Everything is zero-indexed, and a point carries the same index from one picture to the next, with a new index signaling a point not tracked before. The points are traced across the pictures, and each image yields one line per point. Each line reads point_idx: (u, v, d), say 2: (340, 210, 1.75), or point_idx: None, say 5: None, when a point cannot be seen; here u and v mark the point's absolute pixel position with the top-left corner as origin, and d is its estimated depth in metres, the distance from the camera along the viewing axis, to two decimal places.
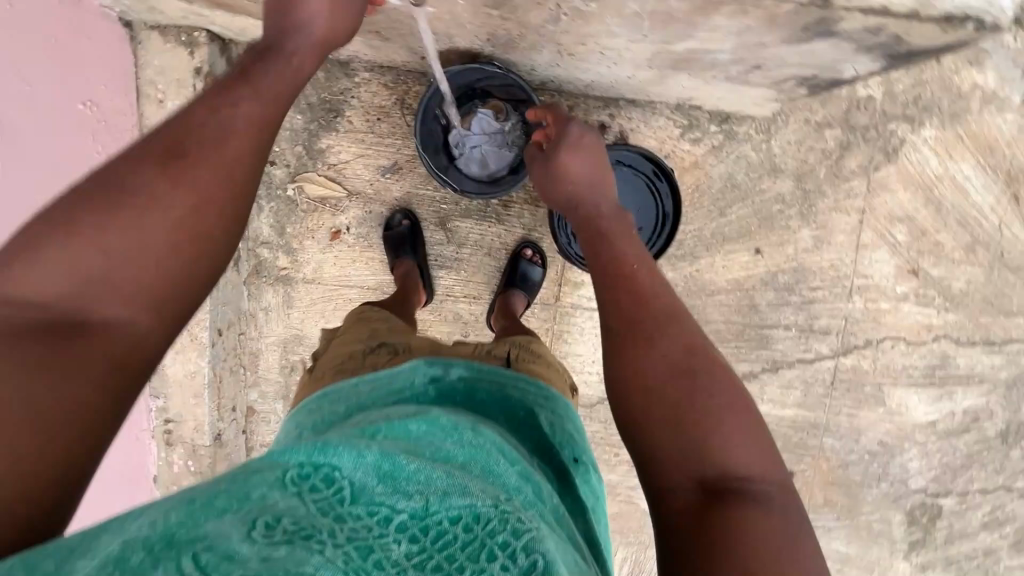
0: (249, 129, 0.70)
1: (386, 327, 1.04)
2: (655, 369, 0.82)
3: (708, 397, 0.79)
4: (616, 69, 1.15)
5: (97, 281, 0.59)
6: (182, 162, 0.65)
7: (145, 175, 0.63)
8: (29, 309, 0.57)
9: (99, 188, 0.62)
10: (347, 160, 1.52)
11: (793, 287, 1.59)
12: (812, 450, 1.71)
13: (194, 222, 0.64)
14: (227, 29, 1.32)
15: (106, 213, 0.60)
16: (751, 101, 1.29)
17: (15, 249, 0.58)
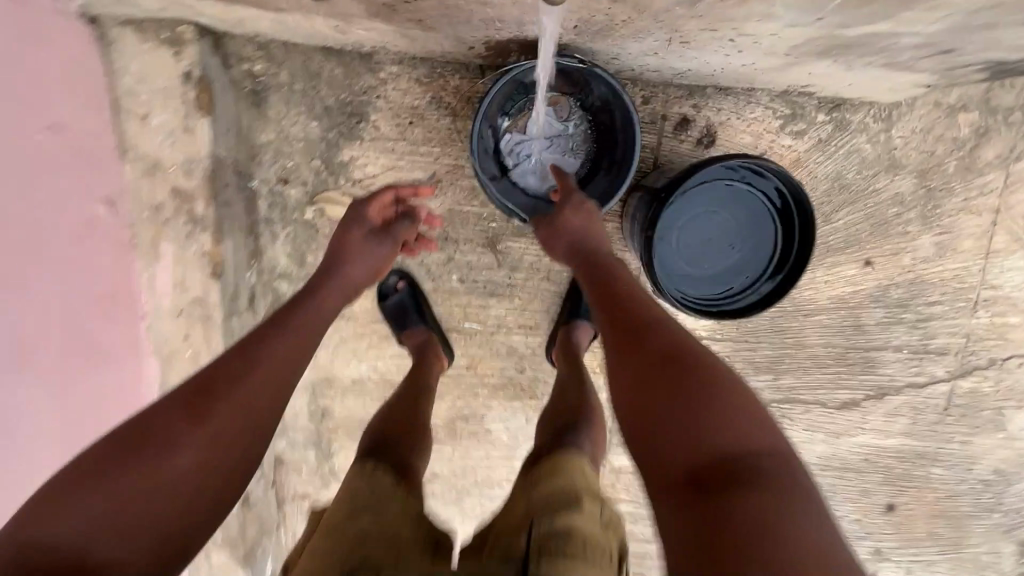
0: (279, 373, 0.79)
1: (371, 520, 0.72)
2: (646, 359, 0.73)
3: (707, 377, 0.68)
4: (734, 59, 0.88)
5: (101, 526, 0.61)
6: (204, 401, 0.71)
7: (177, 418, 0.69)
8: (40, 555, 0.58)
9: (133, 433, 0.67)
10: (377, 175, 1.25)
11: (907, 304, 1.35)
12: (916, 481, 1.50)
13: (217, 458, 0.70)
14: (220, 21, 1.03)
15: (117, 461, 0.65)
16: (889, 87, 1.02)
17: (51, 494, 0.62)
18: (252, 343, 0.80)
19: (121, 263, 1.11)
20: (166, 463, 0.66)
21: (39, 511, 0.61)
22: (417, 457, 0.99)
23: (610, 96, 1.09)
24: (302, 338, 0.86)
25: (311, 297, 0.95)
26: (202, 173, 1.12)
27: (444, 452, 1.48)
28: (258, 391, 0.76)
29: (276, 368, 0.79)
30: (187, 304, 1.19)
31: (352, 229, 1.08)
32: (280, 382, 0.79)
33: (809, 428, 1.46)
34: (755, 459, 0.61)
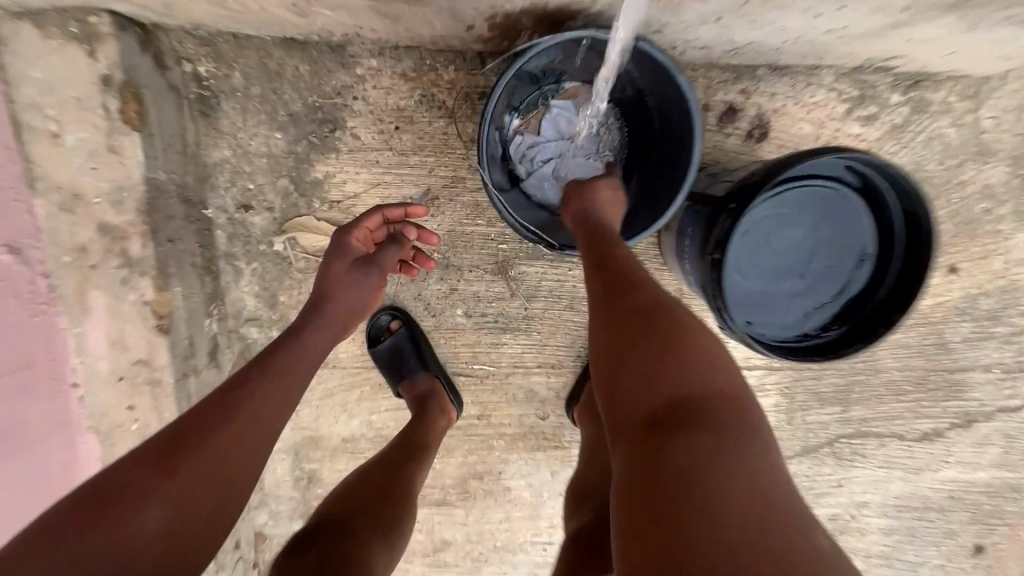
0: (265, 419, 0.66)
1: None
2: (616, 315, 0.62)
3: (682, 337, 0.58)
4: (826, 14, 0.67)
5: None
6: (172, 451, 0.58)
7: (143, 480, 0.55)
8: None
9: (91, 500, 0.54)
10: (359, 193, 1.02)
11: (998, 316, 1.13)
12: (1009, 519, 1.28)
13: (186, 533, 0.56)
14: (144, 7, 0.80)
15: (68, 533, 0.51)
16: (1001, 52, 0.80)
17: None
18: (232, 387, 0.66)
19: (38, 320, 0.85)
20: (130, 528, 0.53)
21: None
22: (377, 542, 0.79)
23: (656, 82, 0.83)
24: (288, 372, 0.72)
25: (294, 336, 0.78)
26: (135, 205, 0.89)
27: (456, 516, 1.25)
28: (243, 434, 0.63)
29: (261, 410, 0.66)
30: (128, 367, 0.95)
31: (334, 260, 0.87)
32: (265, 425, 0.65)
33: (884, 465, 1.24)
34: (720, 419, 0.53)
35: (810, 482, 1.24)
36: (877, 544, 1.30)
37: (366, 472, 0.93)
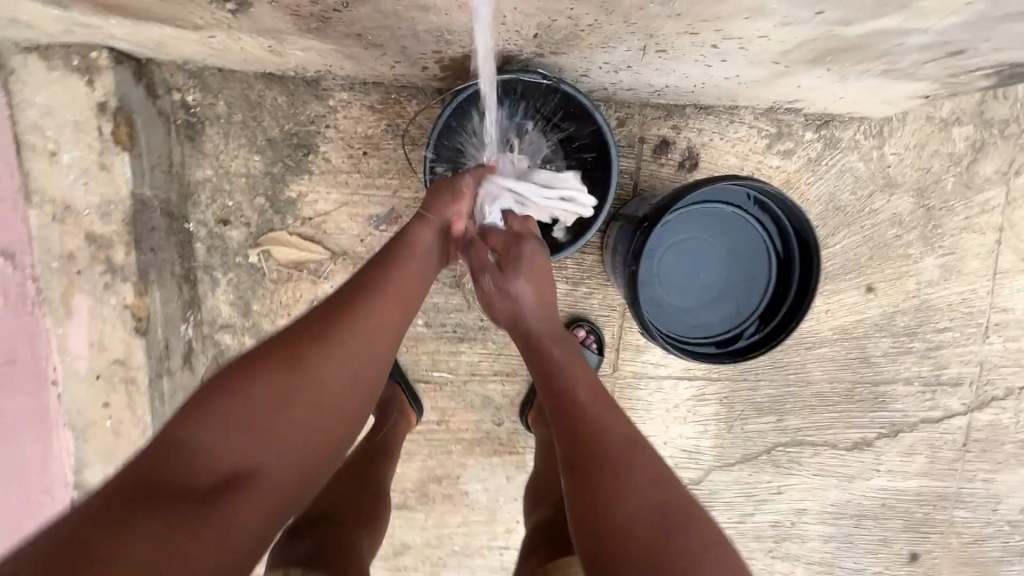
0: (378, 342, 0.69)
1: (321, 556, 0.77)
2: (629, 505, 0.64)
3: (692, 525, 0.63)
4: (715, 70, 0.80)
5: (185, 484, 0.53)
6: (307, 358, 0.64)
7: (271, 370, 0.62)
8: (190, 473, 0.54)
9: (265, 367, 0.62)
10: (330, 212, 1.12)
11: (914, 332, 1.24)
12: (939, 527, 1.35)
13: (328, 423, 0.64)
14: (136, 45, 0.91)
15: (228, 401, 0.59)
16: (885, 100, 0.93)
17: (191, 406, 0.59)
18: (354, 300, 0.71)
19: (22, 321, 0.95)
20: (269, 431, 0.59)
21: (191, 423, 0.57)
22: (361, 540, 0.88)
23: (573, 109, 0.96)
24: (403, 288, 0.75)
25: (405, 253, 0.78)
26: (121, 216, 0.98)
27: (416, 520, 1.30)
28: (350, 370, 0.66)
29: (377, 334, 0.69)
30: (105, 366, 1.02)
31: (449, 208, 0.83)
32: (374, 372, 0.69)
33: (819, 473, 1.31)
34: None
35: (751, 490, 1.32)
36: (818, 551, 1.35)
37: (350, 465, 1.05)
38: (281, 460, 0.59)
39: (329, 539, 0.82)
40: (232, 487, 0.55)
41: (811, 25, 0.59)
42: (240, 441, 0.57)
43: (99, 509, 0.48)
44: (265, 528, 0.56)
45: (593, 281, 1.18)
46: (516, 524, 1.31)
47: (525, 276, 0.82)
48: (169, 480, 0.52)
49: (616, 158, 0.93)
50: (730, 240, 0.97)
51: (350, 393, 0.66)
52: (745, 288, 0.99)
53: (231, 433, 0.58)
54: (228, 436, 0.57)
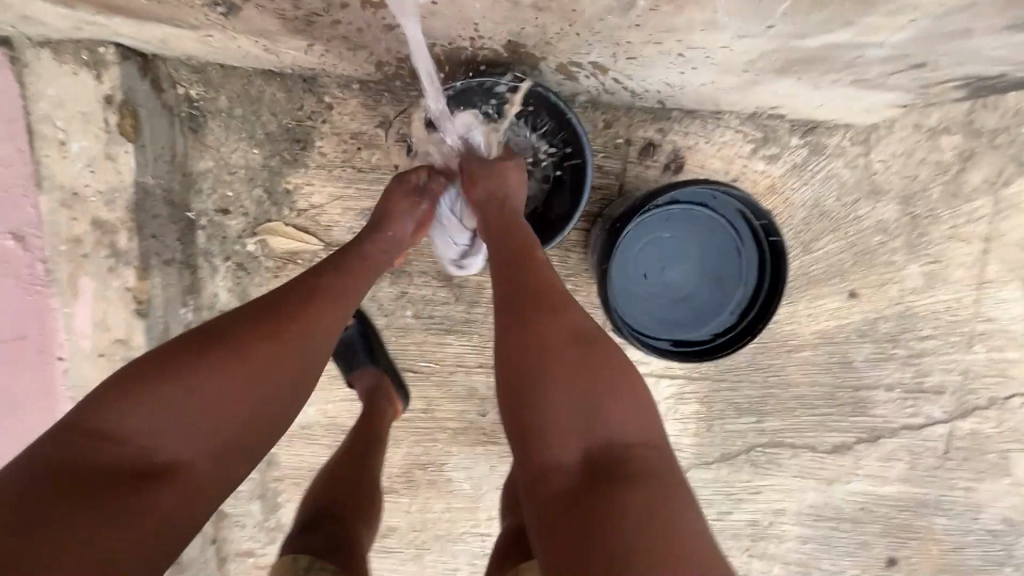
0: (323, 341, 0.72)
1: (329, 545, 0.86)
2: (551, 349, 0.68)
3: (610, 371, 0.67)
4: (691, 77, 0.85)
5: (111, 477, 0.58)
6: (254, 354, 0.66)
7: (218, 350, 0.65)
8: (128, 454, 0.60)
9: (212, 344, 0.65)
10: (324, 205, 1.16)
11: (897, 338, 1.25)
12: (918, 533, 1.35)
13: (271, 405, 0.67)
14: (142, 42, 0.96)
15: (167, 377, 0.62)
16: (864, 109, 0.95)
17: (130, 386, 0.62)
18: (305, 305, 0.72)
19: (33, 297, 1.03)
20: (199, 421, 0.62)
21: (128, 399, 0.61)
22: (362, 533, 0.95)
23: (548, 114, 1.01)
24: (349, 293, 0.78)
25: (356, 267, 0.82)
26: (125, 203, 1.04)
27: (401, 504, 1.35)
28: (290, 372, 0.68)
29: (321, 334, 0.71)
30: (107, 345, 1.08)
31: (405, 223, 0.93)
32: (313, 372, 0.71)
33: (798, 474, 1.32)
34: (643, 457, 0.63)
35: (729, 488, 1.34)
36: (795, 552, 1.37)
37: (345, 455, 1.08)
38: (210, 452, 0.63)
39: (332, 535, 0.89)
40: (162, 478, 0.60)
41: (764, 38, 0.70)
42: (171, 430, 0.61)
43: (28, 496, 0.53)
44: (221, 473, 0.64)
45: (577, 279, 1.19)
46: (496, 512, 1.35)
47: (513, 167, 0.93)
48: (96, 473, 0.57)
49: (587, 159, 0.98)
50: (689, 232, 1.05)
51: (286, 392, 0.68)
52: (725, 260, 1.07)
53: (170, 407, 0.62)
54: (171, 415, 0.61)
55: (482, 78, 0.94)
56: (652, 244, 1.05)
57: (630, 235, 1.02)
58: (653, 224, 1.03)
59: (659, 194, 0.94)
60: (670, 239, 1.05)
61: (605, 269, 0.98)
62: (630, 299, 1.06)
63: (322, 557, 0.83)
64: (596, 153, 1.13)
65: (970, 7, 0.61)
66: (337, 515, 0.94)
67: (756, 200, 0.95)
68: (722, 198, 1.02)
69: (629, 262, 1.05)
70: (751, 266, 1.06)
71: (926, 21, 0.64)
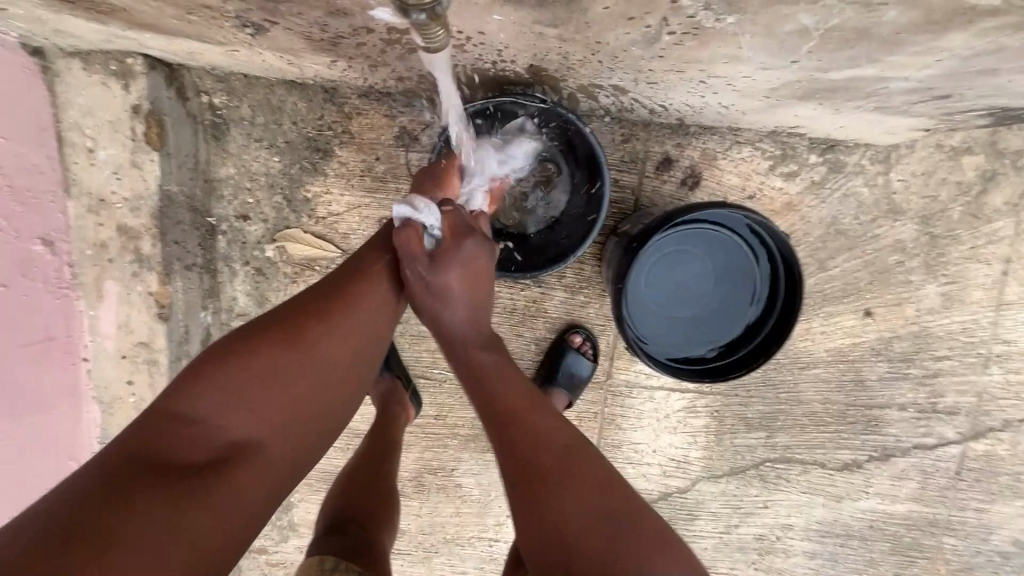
0: (374, 319, 0.75)
1: (352, 546, 0.90)
2: (579, 512, 0.66)
3: (643, 527, 0.66)
4: (712, 101, 0.87)
5: (187, 461, 0.59)
6: (306, 339, 0.69)
7: (270, 336, 0.68)
8: (190, 442, 0.61)
9: (267, 332, 0.68)
10: (342, 213, 1.18)
11: (911, 358, 1.24)
12: (927, 552, 1.34)
13: (326, 391, 0.69)
14: (168, 53, 0.98)
15: (227, 364, 0.65)
16: (885, 132, 0.95)
17: (193, 375, 0.64)
18: (354, 280, 0.76)
19: (60, 302, 1.05)
20: (264, 403, 0.65)
21: (192, 386, 0.64)
22: (384, 536, 0.98)
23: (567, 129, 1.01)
24: (402, 268, 0.80)
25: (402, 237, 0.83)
26: (149, 211, 1.07)
27: (410, 507, 1.37)
28: (344, 350, 0.71)
29: (369, 317, 0.74)
30: (130, 347, 1.11)
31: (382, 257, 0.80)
32: (370, 351, 0.74)
33: (807, 490, 1.32)
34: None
35: (737, 502, 1.34)
36: (802, 567, 1.37)
37: (363, 460, 1.09)
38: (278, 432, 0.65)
39: (356, 538, 0.92)
40: (232, 460, 0.61)
41: (790, 70, 0.72)
42: (239, 412, 0.64)
43: (116, 475, 0.55)
44: (280, 474, 0.65)
45: (589, 291, 1.20)
46: (505, 518, 1.37)
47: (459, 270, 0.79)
48: (173, 457, 0.59)
49: (605, 171, 0.99)
50: (702, 252, 1.06)
51: (344, 373, 0.71)
52: (738, 280, 1.07)
53: (233, 393, 0.64)
54: (234, 399, 0.64)
55: (502, 96, 0.94)
56: (665, 264, 1.06)
57: (645, 255, 1.03)
58: (666, 244, 1.04)
59: (675, 218, 0.94)
60: (683, 259, 1.06)
61: (619, 289, 0.98)
62: (642, 318, 1.07)
63: (348, 559, 0.87)
64: (613, 167, 1.13)
65: (998, 51, 0.62)
66: (356, 520, 0.96)
67: (772, 222, 0.93)
68: (737, 219, 1.03)
69: (642, 282, 1.06)
70: (763, 278, 1.06)
71: (952, 61, 0.66)
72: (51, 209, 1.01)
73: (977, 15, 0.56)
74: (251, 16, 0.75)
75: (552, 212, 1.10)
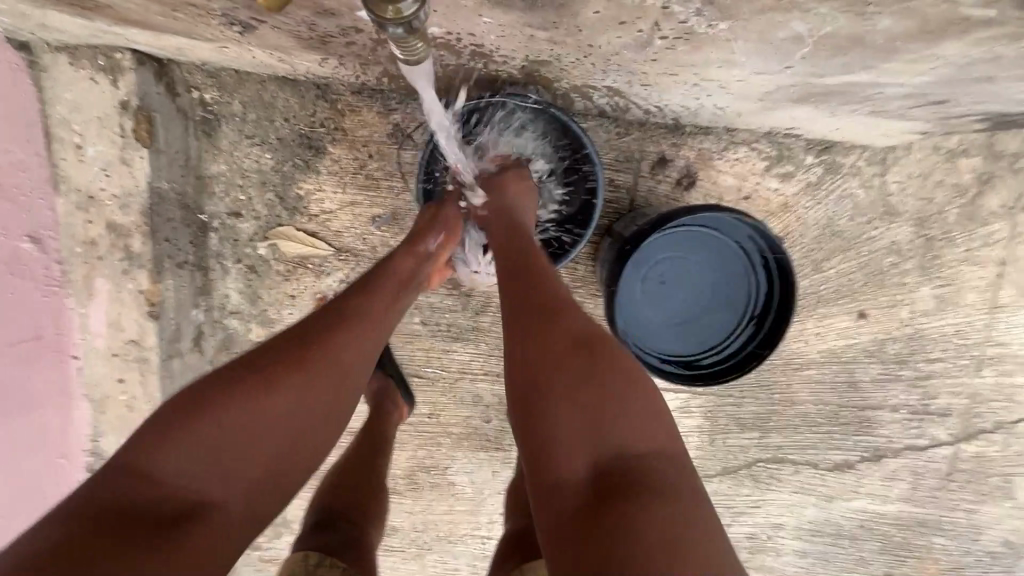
0: (352, 371, 0.72)
1: (341, 540, 0.90)
2: (569, 359, 0.67)
3: (624, 384, 0.66)
4: (706, 104, 0.88)
5: (141, 523, 0.56)
6: (285, 385, 0.66)
7: (248, 383, 0.64)
8: (162, 501, 0.58)
9: (241, 377, 0.65)
10: (334, 210, 1.16)
11: (904, 360, 1.24)
12: (916, 552, 1.35)
13: (306, 435, 0.67)
14: (157, 48, 0.97)
15: (200, 415, 0.61)
16: (882, 135, 0.94)
17: (161, 428, 0.61)
18: (338, 325, 0.73)
19: (48, 300, 1.04)
20: (231, 459, 0.62)
21: (160, 442, 0.60)
22: (371, 531, 0.98)
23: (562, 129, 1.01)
24: (380, 314, 0.79)
25: (384, 285, 0.83)
26: (139, 208, 1.05)
27: (404, 504, 1.38)
28: (318, 401, 0.68)
29: (352, 362, 0.72)
30: (121, 346, 1.10)
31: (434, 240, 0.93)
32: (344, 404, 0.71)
33: (798, 490, 1.33)
34: (654, 475, 0.60)
35: (729, 501, 1.34)
36: (792, 565, 1.38)
37: (352, 458, 1.09)
38: (243, 492, 0.62)
39: (345, 533, 0.92)
40: (206, 516, 0.59)
41: (782, 75, 0.74)
42: (203, 468, 0.60)
43: (67, 538, 0.52)
44: (256, 517, 0.63)
45: (584, 291, 1.19)
46: (498, 516, 1.37)
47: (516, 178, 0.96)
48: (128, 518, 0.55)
49: (599, 170, 0.97)
50: (697, 256, 1.06)
51: (316, 423, 0.68)
52: (733, 284, 1.07)
53: (209, 445, 0.61)
54: (208, 451, 0.61)
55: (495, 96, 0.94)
56: (660, 266, 1.06)
57: (640, 257, 1.03)
58: (661, 247, 1.04)
59: (670, 220, 0.94)
60: (678, 262, 1.06)
61: (612, 290, 0.98)
62: (636, 321, 1.07)
63: (337, 553, 0.87)
64: (608, 166, 1.13)
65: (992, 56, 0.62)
66: (345, 515, 0.96)
67: (775, 234, 0.95)
68: (733, 223, 1.02)
69: (637, 284, 1.06)
70: (757, 283, 1.06)
71: (947, 69, 0.68)
72: (38, 206, 1.00)
73: (972, 25, 0.60)
74: (238, 15, 0.75)
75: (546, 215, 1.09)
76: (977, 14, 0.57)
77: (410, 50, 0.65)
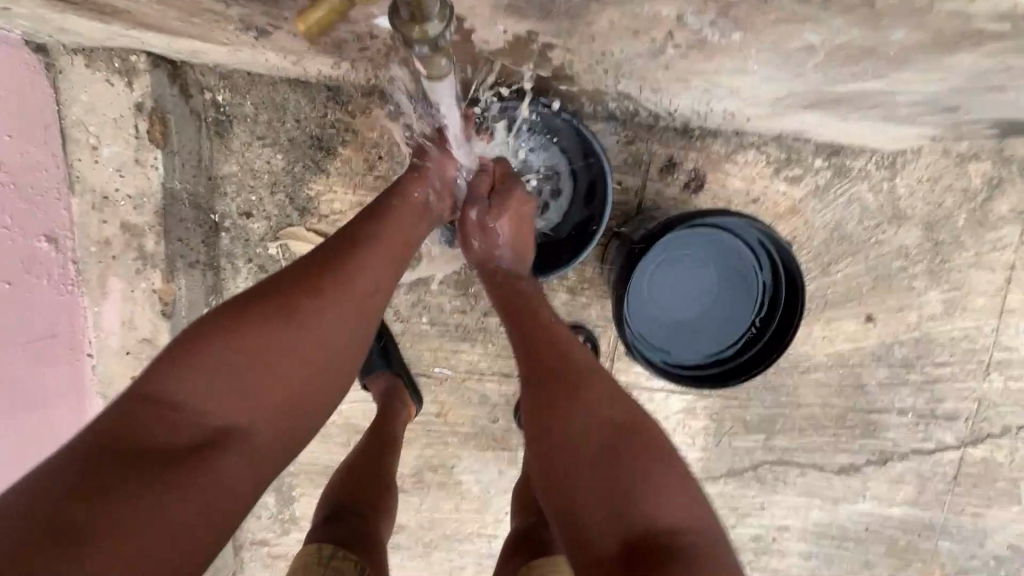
0: (364, 298, 0.73)
1: (353, 534, 0.91)
2: (587, 426, 0.68)
3: (644, 454, 0.66)
4: (717, 108, 0.88)
5: (161, 440, 0.59)
6: (302, 308, 0.68)
7: (264, 309, 0.67)
8: (176, 422, 0.60)
9: (260, 303, 0.67)
10: (344, 211, 1.17)
11: (912, 364, 1.24)
12: (921, 555, 1.35)
13: (324, 365, 0.69)
14: (171, 51, 0.98)
15: (216, 338, 0.64)
16: (892, 140, 0.95)
17: (180, 349, 0.64)
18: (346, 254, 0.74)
19: (63, 298, 1.06)
20: (248, 385, 0.64)
21: (177, 363, 0.63)
22: (381, 526, 0.99)
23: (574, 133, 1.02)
24: (391, 245, 0.79)
25: (394, 215, 0.83)
26: (153, 208, 1.07)
27: (410, 503, 1.39)
28: (337, 328, 0.70)
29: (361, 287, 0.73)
30: (135, 343, 1.12)
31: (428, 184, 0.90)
32: (362, 334, 0.73)
33: (804, 493, 1.33)
34: (692, 553, 0.60)
35: (734, 503, 1.35)
36: (796, 567, 1.38)
37: (360, 456, 1.09)
38: (263, 416, 0.64)
39: (357, 527, 0.93)
40: (223, 438, 0.61)
41: (793, 83, 0.74)
42: (218, 390, 0.63)
43: (80, 462, 0.54)
44: (276, 445, 0.65)
45: (591, 292, 1.20)
46: (504, 515, 1.38)
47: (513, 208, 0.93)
48: (145, 440, 0.58)
49: (609, 175, 0.97)
50: (705, 258, 1.06)
51: (333, 354, 0.70)
52: (738, 288, 1.08)
53: (225, 369, 0.63)
54: (225, 375, 0.63)
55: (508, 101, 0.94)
56: (667, 267, 1.06)
57: (650, 259, 1.03)
58: (670, 248, 1.04)
59: (681, 224, 0.93)
60: (685, 264, 1.07)
61: (620, 291, 0.98)
62: (642, 322, 1.08)
63: (350, 546, 0.88)
64: (617, 170, 1.13)
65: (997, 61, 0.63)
66: (356, 511, 0.97)
67: (796, 256, 0.95)
68: (743, 227, 1.02)
69: (644, 285, 1.06)
70: (765, 288, 1.07)
71: (959, 78, 0.69)
72: (52, 207, 1.02)
73: (985, 37, 0.61)
74: (254, 20, 0.76)
75: (554, 222, 1.10)
76: (988, 28, 0.58)
77: (429, 64, 0.66)
